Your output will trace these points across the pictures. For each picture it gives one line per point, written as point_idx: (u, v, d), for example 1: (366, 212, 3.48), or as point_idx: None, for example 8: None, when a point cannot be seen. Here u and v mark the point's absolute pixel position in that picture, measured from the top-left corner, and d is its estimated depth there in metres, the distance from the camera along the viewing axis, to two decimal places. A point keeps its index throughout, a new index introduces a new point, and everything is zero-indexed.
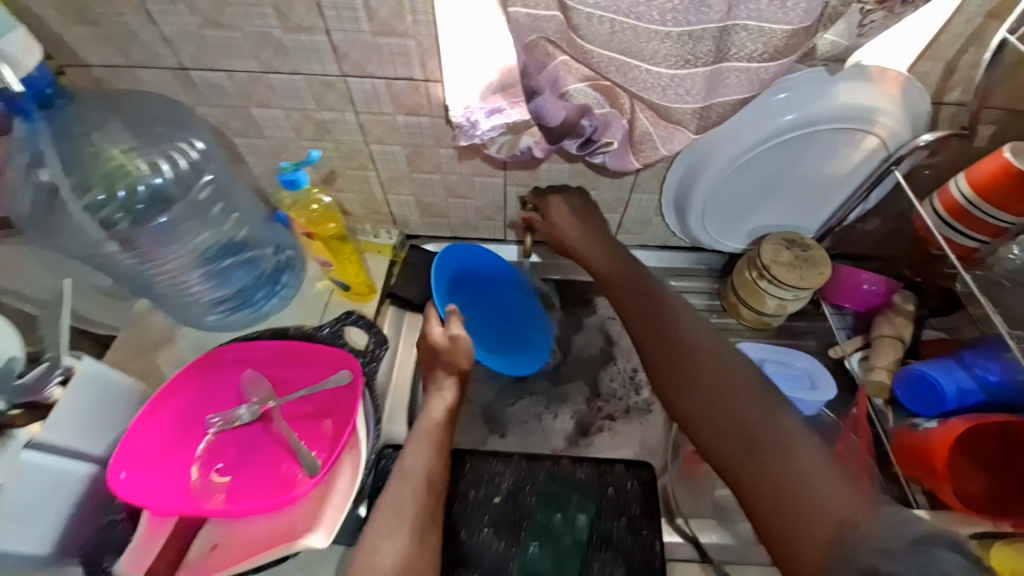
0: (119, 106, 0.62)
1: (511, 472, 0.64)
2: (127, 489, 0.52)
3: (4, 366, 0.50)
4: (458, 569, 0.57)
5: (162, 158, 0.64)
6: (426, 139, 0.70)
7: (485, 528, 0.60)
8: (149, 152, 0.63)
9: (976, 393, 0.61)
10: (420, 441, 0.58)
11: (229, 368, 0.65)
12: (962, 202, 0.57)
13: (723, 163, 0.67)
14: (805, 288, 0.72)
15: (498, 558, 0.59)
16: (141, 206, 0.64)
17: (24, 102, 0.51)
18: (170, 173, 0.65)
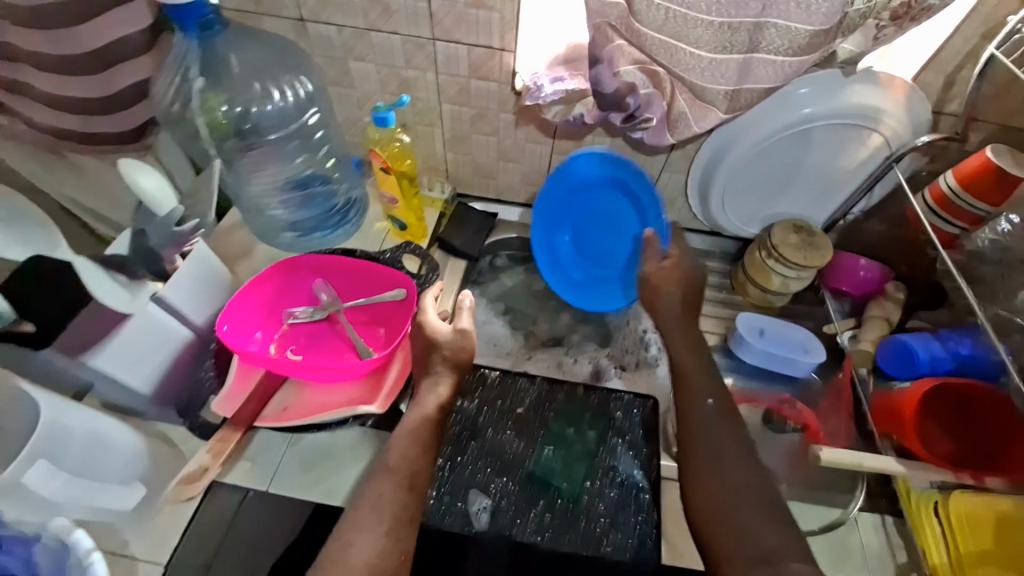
0: (240, 44, 0.72)
1: (534, 390, 0.74)
2: (230, 339, 0.65)
3: (167, 215, 0.56)
4: (486, 458, 0.68)
5: (281, 86, 0.76)
6: (491, 103, 0.81)
7: (508, 430, 0.71)
8: (269, 79, 0.74)
9: (947, 361, 0.71)
10: (405, 435, 0.63)
11: (306, 273, 0.75)
12: (947, 193, 0.68)
13: (746, 147, 0.77)
14: (808, 268, 0.81)
15: (518, 455, 0.69)
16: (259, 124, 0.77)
17: (189, 19, 0.62)
18: (292, 99, 0.77)
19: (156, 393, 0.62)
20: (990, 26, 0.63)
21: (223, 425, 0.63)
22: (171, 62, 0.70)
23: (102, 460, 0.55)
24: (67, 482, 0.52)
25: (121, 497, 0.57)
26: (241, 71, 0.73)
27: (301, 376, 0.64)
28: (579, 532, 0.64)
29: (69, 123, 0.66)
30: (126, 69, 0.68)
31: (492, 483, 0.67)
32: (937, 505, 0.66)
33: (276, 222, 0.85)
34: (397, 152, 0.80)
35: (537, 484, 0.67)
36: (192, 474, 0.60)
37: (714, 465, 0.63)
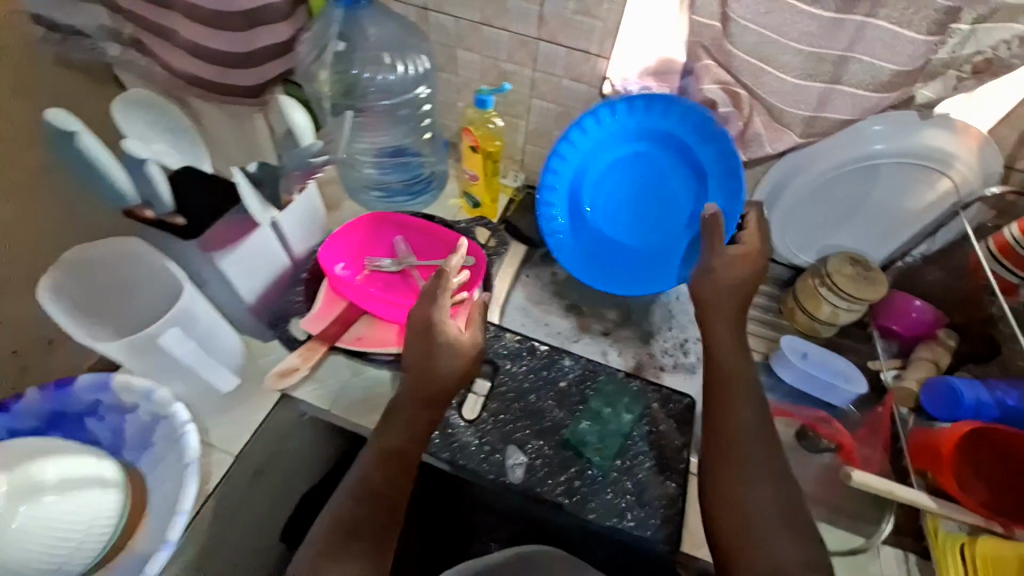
0: (369, 22, 0.83)
1: (577, 367, 0.79)
2: (327, 264, 0.75)
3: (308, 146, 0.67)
4: (527, 419, 0.73)
5: (401, 61, 0.87)
6: (577, 103, 0.88)
7: (548, 399, 0.75)
8: (394, 53, 0.86)
9: (992, 408, 0.72)
10: (390, 453, 0.60)
11: (389, 229, 0.82)
12: (1010, 241, 0.71)
13: (814, 174, 0.81)
14: (861, 299, 0.83)
15: (555, 423, 0.73)
16: (375, 88, 0.88)
17: None
18: (410, 73, 0.89)
19: (254, 305, 0.71)
20: None
21: (310, 339, 0.72)
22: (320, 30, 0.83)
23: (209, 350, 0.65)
24: (193, 351, 0.62)
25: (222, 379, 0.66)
26: (373, 45, 0.85)
27: (379, 310, 0.73)
28: (604, 501, 0.67)
29: (208, 74, 0.81)
30: (263, 33, 0.80)
31: (524, 444, 0.71)
32: (964, 546, 0.65)
33: (366, 179, 0.95)
34: (487, 133, 0.88)
35: (568, 453, 0.70)
36: (285, 369, 0.70)
37: (745, 485, 0.60)
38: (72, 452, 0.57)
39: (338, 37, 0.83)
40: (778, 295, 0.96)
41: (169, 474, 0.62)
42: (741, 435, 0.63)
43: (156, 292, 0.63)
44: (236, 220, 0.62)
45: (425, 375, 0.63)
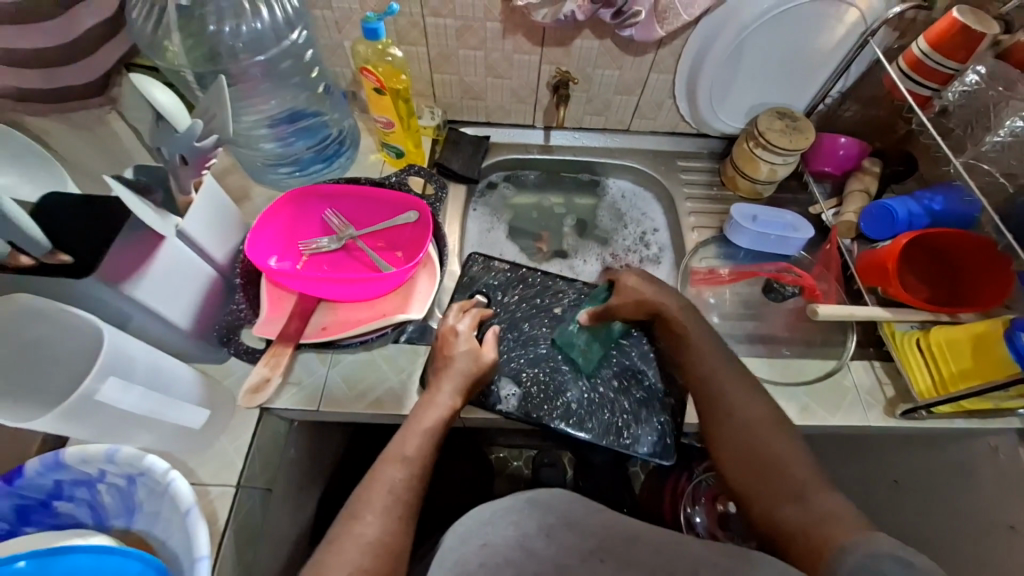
0: None
1: (572, 291, 0.82)
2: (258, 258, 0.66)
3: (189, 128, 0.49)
4: (518, 347, 0.76)
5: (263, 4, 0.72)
6: (476, 13, 0.80)
7: (542, 327, 0.78)
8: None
9: (921, 217, 0.77)
10: (372, 505, 0.55)
11: (315, 203, 0.74)
12: (918, 56, 0.72)
13: (728, 37, 0.81)
14: (793, 151, 0.87)
15: (550, 347, 0.77)
16: (241, 44, 0.72)
17: None
18: (279, 14, 0.73)
19: (194, 328, 0.62)
20: None
21: (271, 344, 0.64)
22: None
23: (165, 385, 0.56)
24: (143, 395, 0.53)
25: (191, 417, 0.59)
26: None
27: (339, 291, 0.65)
28: (607, 410, 0.73)
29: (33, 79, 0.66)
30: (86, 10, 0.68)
31: (529, 368, 0.75)
32: (920, 339, 0.73)
33: (271, 159, 0.83)
34: (390, 67, 0.77)
35: (568, 362, 0.76)
36: (257, 384, 0.62)
37: (774, 440, 0.60)
38: (167, 507, 0.55)
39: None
40: (717, 168, 1.01)
41: (165, 517, 0.57)
42: (749, 457, 0.59)
43: (77, 346, 0.51)
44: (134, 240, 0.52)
45: (455, 360, 0.67)
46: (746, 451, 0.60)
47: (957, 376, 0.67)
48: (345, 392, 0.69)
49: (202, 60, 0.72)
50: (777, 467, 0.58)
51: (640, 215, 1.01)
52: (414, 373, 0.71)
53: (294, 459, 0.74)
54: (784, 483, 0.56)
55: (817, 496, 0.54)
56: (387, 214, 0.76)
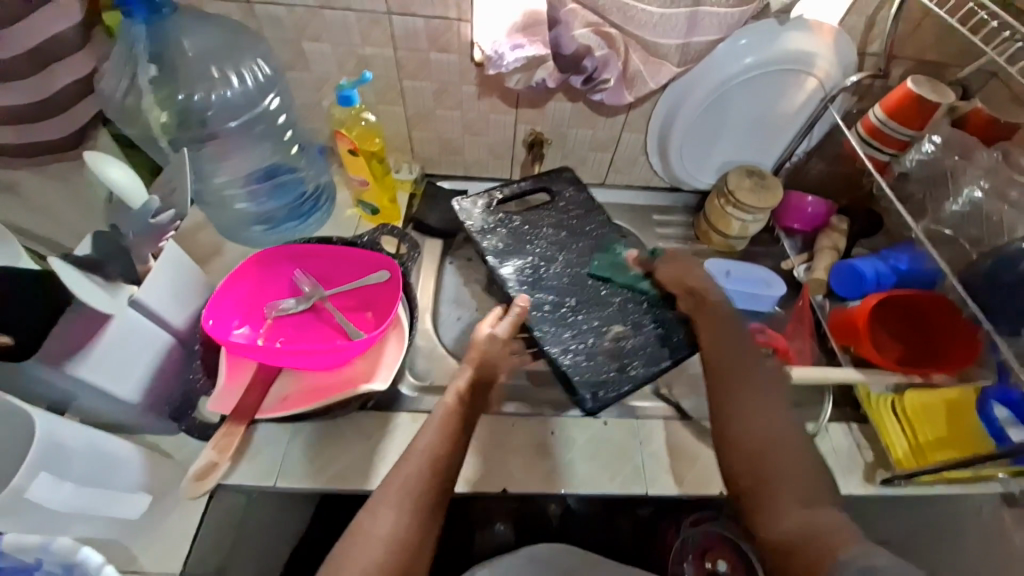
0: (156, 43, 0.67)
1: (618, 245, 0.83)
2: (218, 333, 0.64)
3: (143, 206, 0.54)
4: (541, 256, 0.81)
5: (235, 72, 0.73)
6: (452, 76, 0.81)
7: (570, 261, 0.81)
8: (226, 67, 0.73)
9: (890, 277, 0.78)
10: (368, 552, 0.52)
11: (285, 263, 0.73)
12: (876, 123, 0.75)
13: (697, 101, 0.84)
14: (763, 209, 0.88)
15: (569, 272, 0.80)
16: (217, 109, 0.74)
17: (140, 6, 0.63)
18: (251, 83, 0.75)
19: (147, 401, 0.59)
20: None
21: (225, 421, 0.61)
22: (117, 55, 0.68)
23: (105, 470, 0.54)
24: (77, 489, 0.51)
25: (132, 505, 0.55)
26: (195, 63, 0.71)
27: (299, 362, 0.63)
28: (575, 331, 0.74)
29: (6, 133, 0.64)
30: (61, 69, 0.68)
31: (534, 254, 0.81)
32: (895, 402, 0.74)
33: (243, 216, 0.82)
34: (364, 131, 0.79)
35: (569, 279, 0.79)
36: (202, 470, 0.59)
37: (782, 451, 0.58)
38: None
39: (149, 59, 0.68)
40: (692, 222, 1.02)
41: None
42: (757, 449, 0.58)
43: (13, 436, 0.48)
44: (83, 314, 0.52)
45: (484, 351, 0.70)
46: (757, 435, 0.59)
47: (934, 444, 0.69)
48: (306, 464, 0.66)
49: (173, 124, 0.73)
50: (790, 466, 0.56)
51: None
52: (381, 444, 0.68)
53: (252, 531, 0.70)
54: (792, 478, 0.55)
55: (818, 513, 0.52)
56: (359, 273, 0.76)
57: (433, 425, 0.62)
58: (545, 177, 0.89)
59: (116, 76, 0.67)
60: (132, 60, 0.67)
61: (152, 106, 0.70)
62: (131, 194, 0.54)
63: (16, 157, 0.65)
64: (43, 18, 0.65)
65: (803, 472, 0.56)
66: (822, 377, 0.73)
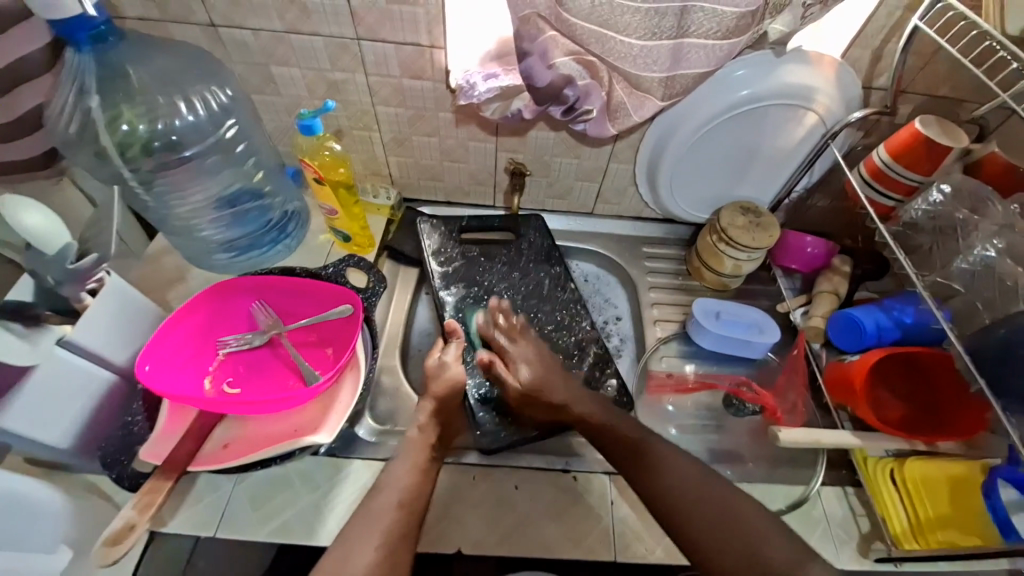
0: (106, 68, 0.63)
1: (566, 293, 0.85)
2: (154, 379, 0.60)
3: (63, 250, 0.54)
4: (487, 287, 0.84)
5: (195, 99, 0.69)
6: (427, 103, 0.77)
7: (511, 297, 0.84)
8: (184, 93, 0.68)
9: (893, 330, 0.72)
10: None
11: (242, 295, 0.70)
12: (880, 164, 0.70)
13: (687, 133, 0.78)
14: (757, 249, 0.82)
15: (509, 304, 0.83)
16: (175, 137, 0.69)
17: (78, 34, 0.56)
18: (204, 112, 0.70)
19: (79, 443, 0.58)
20: (897, 19, 0.66)
21: (154, 472, 0.57)
22: (61, 79, 0.63)
23: (19, 524, 0.54)
24: None
25: (44, 565, 0.53)
26: (143, 86, 0.65)
27: (239, 412, 0.60)
28: None
29: None
30: (30, 90, 0.63)
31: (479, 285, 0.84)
32: (894, 470, 0.67)
33: (208, 242, 0.79)
34: (328, 160, 0.75)
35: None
36: (116, 533, 0.53)
37: (694, 492, 0.58)
38: None
39: (94, 88, 0.63)
40: (684, 256, 0.97)
41: None
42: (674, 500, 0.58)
43: None
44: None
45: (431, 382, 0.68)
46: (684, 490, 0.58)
47: (937, 523, 0.63)
48: (251, 512, 0.63)
49: (125, 154, 0.68)
50: (725, 517, 0.55)
51: (603, 300, 0.94)
52: (330, 491, 0.65)
53: None
54: (720, 524, 0.55)
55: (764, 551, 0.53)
56: (319, 307, 0.72)
57: (404, 458, 0.61)
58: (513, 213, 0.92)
59: (65, 106, 0.64)
60: (79, 87, 0.63)
61: (108, 138, 0.66)
62: (50, 240, 0.53)
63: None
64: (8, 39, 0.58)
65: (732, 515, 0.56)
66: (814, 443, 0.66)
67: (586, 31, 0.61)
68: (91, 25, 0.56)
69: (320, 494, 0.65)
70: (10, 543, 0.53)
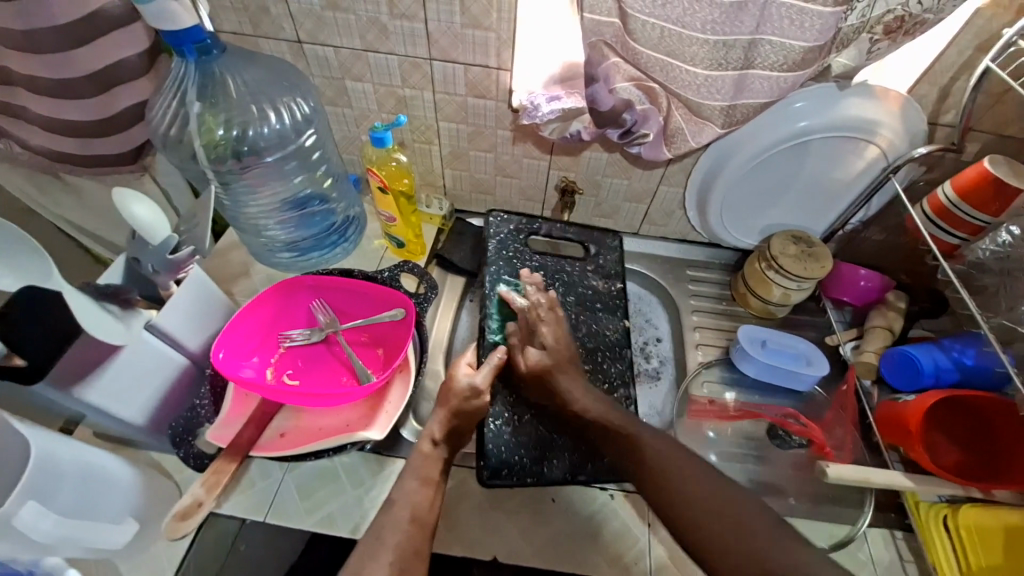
0: (204, 77, 0.68)
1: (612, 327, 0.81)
2: (225, 367, 0.64)
3: (163, 243, 0.57)
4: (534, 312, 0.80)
5: (280, 108, 0.74)
6: (488, 120, 0.81)
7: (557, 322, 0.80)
8: (271, 103, 0.73)
9: (952, 371, 0.70)
10: None
11: (304, 293, 0.74)
12: (945, 203, 0.69)
13: (742, 161, 0.79)
14: (808, 279, 0.81)
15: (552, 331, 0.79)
16: (260, 143, 0.75)
17: (187, 47, 0.61)
18: (289, 120, 0.76)
19: (151, 422, 0.62)
20: (969, 58, 0.65)
21: (219, 455, 0.61)
22: (164, 85, 0.68)
23: (95, 495, 0.55)
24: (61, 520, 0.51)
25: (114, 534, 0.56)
26: (236, 93, 0.71)
27: (300, 403, 0.63)
28: (518, 396, 0.74)
29: (70, 146, 0.71)
30: (126, 91, 0.70)
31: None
32: (948, 517, 0.65)
33: (272, 241, 0.84)
34: (394, 170, 0.79)
35: (545, 342, 0.78)
36: (186, 509, 0.58)
37: (694, 492, 0.57)
38: None
39: (194, 95, 0.69)
40: (729, 281, 0.96)
41: None
42: (648, 450, 0.62)
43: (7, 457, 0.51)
44: (95, 342, 0.53)
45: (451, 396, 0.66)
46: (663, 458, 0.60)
47: None
48: (300, 500, 0.66)
49: (213, 155, 0.74)
50: (716, 501, 0.55)
51: (643, 321, 0.94)
52: (373, 488, 0.67)
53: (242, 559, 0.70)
54: (722, 538, 0.53)
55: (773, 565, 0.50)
56: (374, 310, 0.75)
57: (421, 462, 0.60)
58: (576, 228, 0.89)
59: (167, 110, 0.70)
60: (179, 91, 0.68)
61: (200, 140, 0.72)
62: (154, 230, 0.57)
63: (81, 165, 0.73)
64: (111, 43, 0.66)
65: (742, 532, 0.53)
66: (863, 482, 0.65)
67: (650, 58, 0.63)
68: (199, 38, 0.61)
69: (365, 490, 0.68)
70: (88, 512, 0.55)
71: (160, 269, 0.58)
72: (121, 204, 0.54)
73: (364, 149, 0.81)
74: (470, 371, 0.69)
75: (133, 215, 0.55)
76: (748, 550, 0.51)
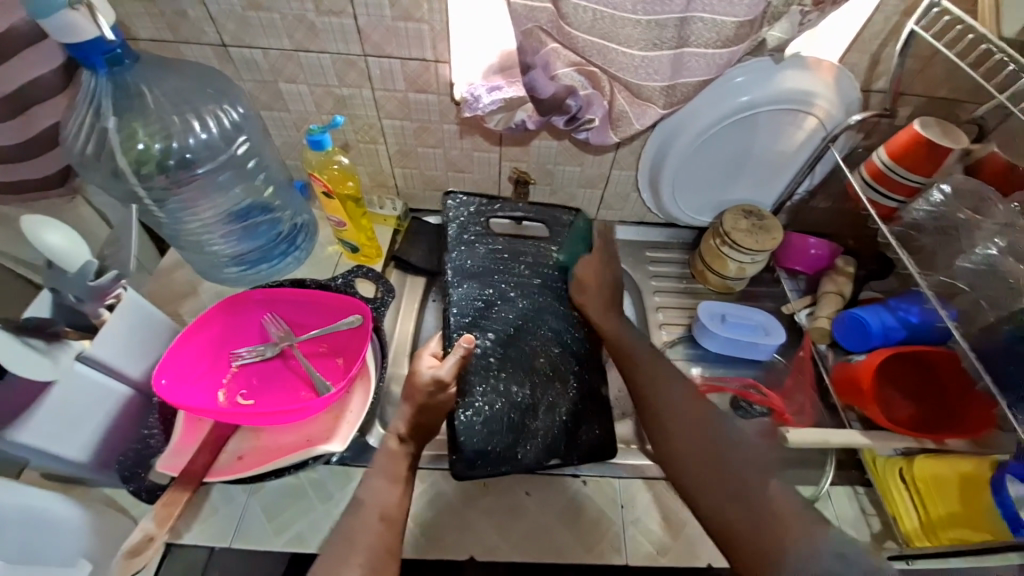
0: (120, 90, 0.64)
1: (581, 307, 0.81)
2: (171, 393, 0.61)
3: (81, 267, 0.54)
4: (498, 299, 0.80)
5: (208, 116, 0.71)
6: (433, 115, 0.79)
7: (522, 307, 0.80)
8: (198, 112, 0.70)
9: (898, 329, 0.72)
10: None
11: (253, 309, 0.71)
12: (882, 167, 0.71)
13: (689, 139, 0.79)
14: (760, 252, 0.83)
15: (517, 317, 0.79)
16: (190, 154, 0.71)
17: (94, 57, 0.57)
18: (217, 129, 0.72)
19: (96, 458, 0.59)
20: (894, 24, 0.67)
21: (171, 485, 0.58)
22: (76, 100, 0.64)
23: (40, 540, 0.53)
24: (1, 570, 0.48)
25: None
26: (157, 103, 0.67)
27: (255, 423, 0.61)
28: (486, 385, 0.72)
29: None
30: (42, 110, 0.65)
31: (493, 285, 0.80)
32: (903, 470, 0.68)
33: (217, 256, 0.81)
34: (337, 174, 0.77)
35: (512, 329, 0.77)
36: (137, 545, 0.55)
37: (708, 459, 0.58)
38: None
39: (110, 109, 0.65)
40: (688, 260, 0.97)
41: None
42: (664, 419, 0.64)
43: None
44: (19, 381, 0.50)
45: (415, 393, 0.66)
46: (696, 447, 0.60)
47: (945, 522, 0.63)
48: (266, 521, 0.64)
49: (139, 172, 0.70)
50: (729, 469, 0.57)
51: None
52: (342, 501, 0.66)
53: None
54: (734, 497, 0.55)
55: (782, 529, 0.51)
56: (330, 319, 0.73)
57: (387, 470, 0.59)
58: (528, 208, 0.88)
59: (81, 126, 0.65)
60: (93, 107, 0.64)
61: (123, 155, 0.68)
62: (71, 257, 0.54)
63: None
64: (18, 61, 0.61)
65: (773, 506, 0.53)
66: (823, 445, 0.67)
67: (587, 43, 0.62)
68: (106, 48, 0.57)
69: (333, 505, 0.66)
70: (31, 559, 0.52)
71: (84, 297, 0.56)
72: (31, 230, 0.51)
73: (305, 153, 0.78)
74: (433, 365, 0.69)
75: (45, 239, 0.52)
76: (772, 519, 0.52)
